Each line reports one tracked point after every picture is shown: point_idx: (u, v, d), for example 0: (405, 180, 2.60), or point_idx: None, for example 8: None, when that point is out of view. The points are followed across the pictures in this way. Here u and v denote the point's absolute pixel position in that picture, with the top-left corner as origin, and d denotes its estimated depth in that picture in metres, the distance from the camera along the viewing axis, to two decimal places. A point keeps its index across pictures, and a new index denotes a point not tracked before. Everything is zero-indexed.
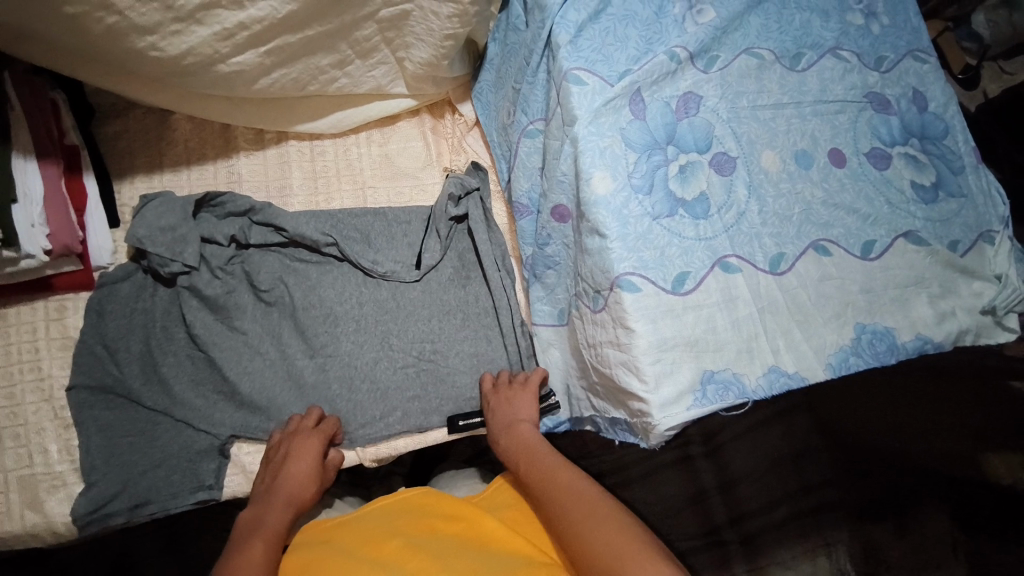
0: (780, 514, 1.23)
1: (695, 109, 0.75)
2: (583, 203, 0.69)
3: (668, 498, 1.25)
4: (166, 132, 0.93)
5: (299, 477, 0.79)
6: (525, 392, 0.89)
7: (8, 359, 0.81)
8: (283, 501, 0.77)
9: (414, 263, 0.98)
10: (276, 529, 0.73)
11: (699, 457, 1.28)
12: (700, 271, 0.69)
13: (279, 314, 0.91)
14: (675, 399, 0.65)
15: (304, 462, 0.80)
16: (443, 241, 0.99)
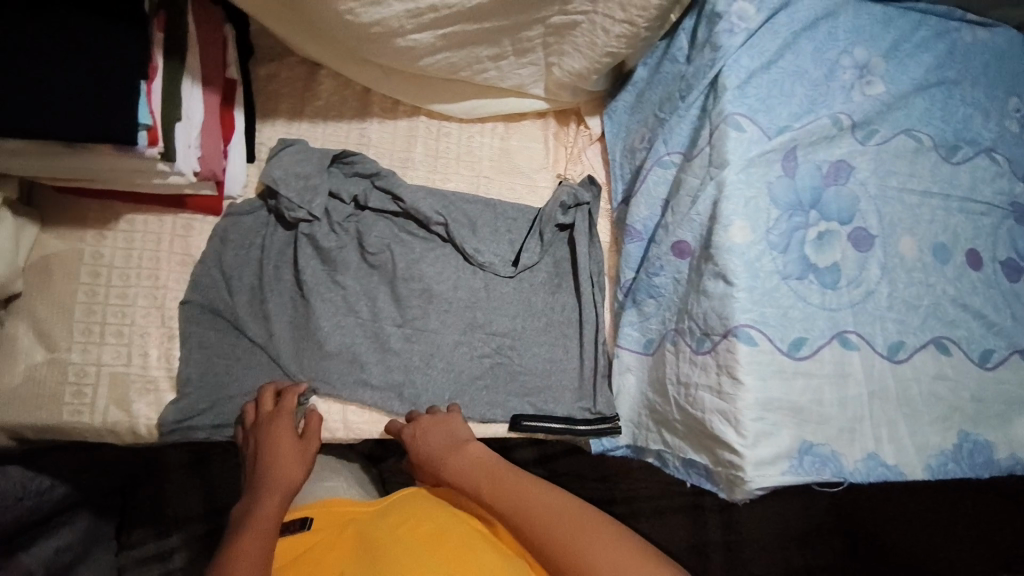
0: None
1: (845, 179, 0.74)
2: (717, 247, 0.70)
3: (673, 544, 1.28)
4: (311, 83, 0.96)
5: (279, 462, 0.79)
6: (454, 423, 0.86)
7: (127, 262, 0.84)
8: (271, 489, 0.77)
9: (512, 260, 1.00)
10: (269, 519, 0.74)
11: (710, 510, 1.30)
12: (818, 339, 0.70)
13: (378, 278, 0.94)
14: (771, 460, 0.66)
15: (278, 446, 0.79)
16: (543, 245, 0.99)
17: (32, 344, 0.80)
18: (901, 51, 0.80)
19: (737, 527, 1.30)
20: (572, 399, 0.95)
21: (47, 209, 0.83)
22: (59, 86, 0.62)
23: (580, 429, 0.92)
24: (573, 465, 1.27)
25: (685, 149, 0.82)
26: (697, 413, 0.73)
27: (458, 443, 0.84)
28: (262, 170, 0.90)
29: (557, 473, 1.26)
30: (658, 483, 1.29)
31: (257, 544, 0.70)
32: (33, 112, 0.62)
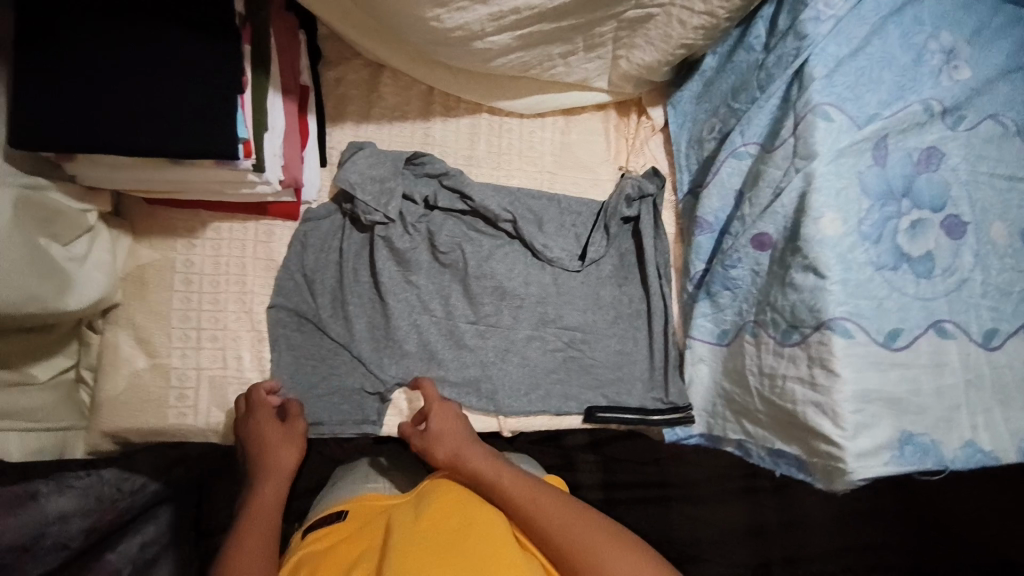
0: (833, 564, 1.29)
1: (936, 165, 0.74)
2: (806, 239, 0.70)
3: (728, 527, 1.28)
4: (377, 85, 0.97)
5: (269, 456, 0.80)
6: (456, 413, 0.84)
7: (217, 269, 0.87)
8: (267, 480, 0.80)
9: (578, 254, 1.00)
10: (269, 509, 0.77)
11: (764, 491, 1.30)
12: (913, 330, 0.71)
13: (449, 276, 0.95)
14: (872, 452, 0.69)
15: (266, 439, 0.80)
16: (609, 239, 0.99)
17: (135, 351, 0.84)
18: (986, 34, 0.78)
19: (791, 507, 1.30)
20: (643, 390, 0.96)
21: (137, 222, 0.86)
22: (167, 102, 0.63)
23: (654, 419, 0.94)
24: (624, 451, 1.27)
25: (763, 140, 0.81)
26: (784, 403, 0.75)
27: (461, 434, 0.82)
28: (335, 174, 0.92)
29: (609, 459, 1.27)
30: (708, 466, 1.30)
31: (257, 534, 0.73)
32: (146, 129, 0.63)
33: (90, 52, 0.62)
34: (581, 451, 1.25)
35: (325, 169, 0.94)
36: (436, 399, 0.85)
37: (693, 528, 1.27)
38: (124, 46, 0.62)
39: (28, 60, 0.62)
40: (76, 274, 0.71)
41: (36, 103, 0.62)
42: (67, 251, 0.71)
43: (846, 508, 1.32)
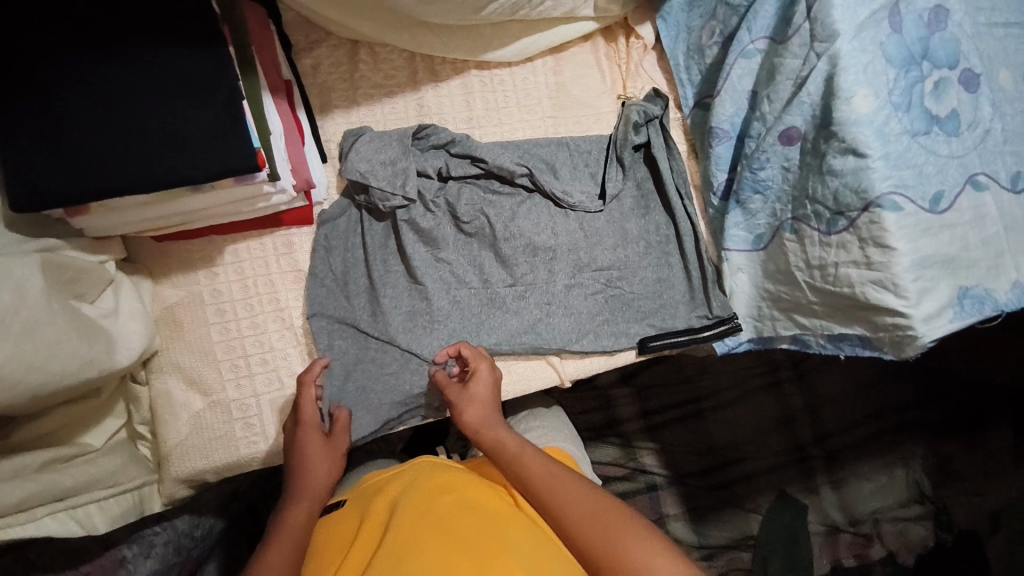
0: (860, 433, 1.34)
1: (943, 23, 0.73)
2: (841, 122, 0.70)
3: (758, 421, 1.33)
4: (357, 64, 0.91)
5: (306, 463, 0.79)
6: (492, 378, 0.83)
7: (246, 292, 0.84)
8: (301, 496, 0.78)
9: (598, 192, 0.97)
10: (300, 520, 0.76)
11: (786, 380, 1.36)
12: (953, 190, 0.72)
13: (478, 244, 0.92)
14: (937, 313, 0.71)
15: (302, 440, 0.79)
16: (625, 170, 0.97)
17: (190, 393, 0.81)
18: None
19: (814, 388, 1.36)
20: (687, 310, 0.96)
21: (155, 261, 0.82)
22: (176, 125, 0.59)
23: (705, 335, 0.93)
24: (653, 377, 1.33)
25: (771, 33, 0.80)
26: (840, 288, 0.76)
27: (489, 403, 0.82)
28: (340, 169, 0.87)
29: (642, 388, 1.32)
30: (729, 371, 1.35)
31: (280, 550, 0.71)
32: (161, 149, 0.59)
33: (84, 92, 0.58)
34: (615, 387, 1.30)
35: (326, 164, 0.89)
36: (477, 357, 0.83)
37: (730, 432, 1.31)
38: (121, 69, 0.58)
39: (16, 116, 0.57)
40: (113, 330, 0.67)
41: (34, 160, 0.57)
42: (97, 308, 0.68)
43: (864, 378, 1.37)
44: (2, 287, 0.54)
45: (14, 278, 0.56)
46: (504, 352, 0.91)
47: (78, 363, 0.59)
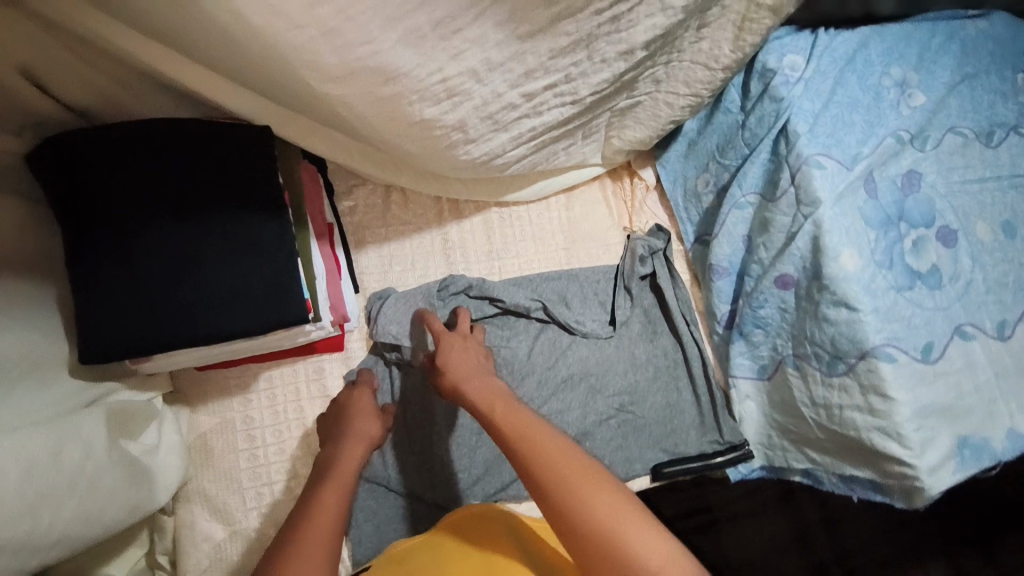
0: (883, 549, 1.21)
1: (918, 186, 0.80)
2: (831, 278, 0.77)
3: (772, 538, 1.18)
4: (389, 204, 1.00)
5: (362, 420, 0.82)
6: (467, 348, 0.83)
7: (276, 419, 0.88)
8: (352, 443, 0.78)
9: (608, 320, 1.04)
10: (348, 467, 0.73)
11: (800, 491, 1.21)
12: (942, 340, 0.77)
13: None
14: (940, 463, 0.75)
15: (362, 405, 0.84)
16: (633, 299, 1.03)
17: (212, 523, 0.84)
18: (929, 58, 0.84)
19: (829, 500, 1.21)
20: (698, 435, 0.99)
21: (192, 390, 0.87)
22: (241, 282, 0.66)
23: (717, 462, 0.97)
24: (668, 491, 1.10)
25: (760, 189, 0.89)
26: (847, 431, 0.80)
27: (473, 367, 0.80)
28: (369, 331, 0.93)
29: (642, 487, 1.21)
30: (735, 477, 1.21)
31: (337, 491, 0.67)
32: (226, 307, 0.66)
33: (162, 260, 0.64)
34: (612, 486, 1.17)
35: (357, 294, 0.96)
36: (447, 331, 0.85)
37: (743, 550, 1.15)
38: (190, 241, 0.65)
39: (92, 280, 0.63)
40: (155, 465, 0.72)
41: (111, 318, 0.63)
42: (140, 444, 0.72)
43: None
44: (76, 446, 0.60)
45: (84, 439, 0.62)
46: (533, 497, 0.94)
47: (123, 512, 0.65)
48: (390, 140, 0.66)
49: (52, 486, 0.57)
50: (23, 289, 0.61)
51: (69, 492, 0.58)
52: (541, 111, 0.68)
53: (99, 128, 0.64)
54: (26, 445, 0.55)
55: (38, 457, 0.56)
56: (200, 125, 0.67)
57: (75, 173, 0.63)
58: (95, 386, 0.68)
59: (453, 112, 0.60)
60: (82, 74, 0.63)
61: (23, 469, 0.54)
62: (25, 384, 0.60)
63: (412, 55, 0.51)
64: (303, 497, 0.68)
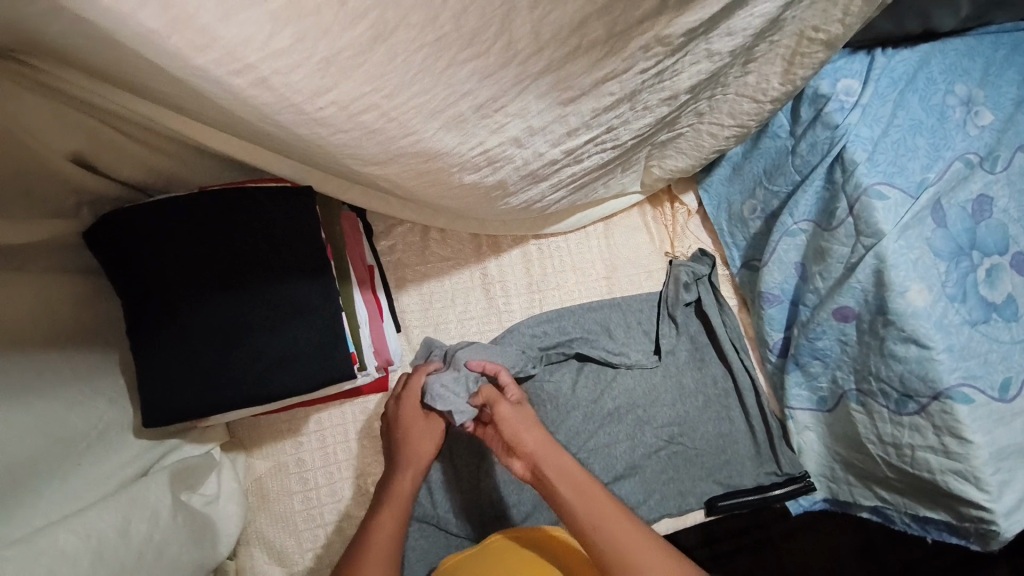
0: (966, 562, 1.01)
1: (990, 211, 0.75)
2: (898, 314, 0.73)
3: None
4: (428, 242, 1.00)
5: (415, 446, 0.79)
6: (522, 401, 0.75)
7: (327, 460, 0.90)
8: (406, 473, 0.77)
9: (653, 349, 1.01)
10: (400, 501, 0.75)
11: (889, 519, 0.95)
12: (1021, 375, 0.72)
13: None
14: (1018, 505, 0.71)
15: (414, 425, 0.79)
16: (678, 328, 1.00)
17: (269, 564, 0.87)
18: (995, 71, 0.78)
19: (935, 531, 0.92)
20: (754, 466, 0.95)
21: (247, 437, 0.90)
22: (292, 346, 0.68)
23: (776, 494, 0.93)
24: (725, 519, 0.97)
25: (814, 217, 0.84)
26: (920, 472, 0.76)
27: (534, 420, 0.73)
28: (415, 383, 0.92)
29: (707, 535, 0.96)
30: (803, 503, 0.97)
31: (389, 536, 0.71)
32: (280, 369, 0.68)
33: (219, 325, 0.67)
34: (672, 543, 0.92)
35: (400, 334, 0.97)
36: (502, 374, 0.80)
37: None
38: (242, 306, 0.67)
39: (153, 349, 0.65)
40: (216, 516, 0.76)
41: (172, 383, 0.66)
42: (202, 496, 0.76)
43: None
44: (142, 518, 0.63)
45: (151, 508, 0.65)
46: None
47: (191, 567, 0.69)
48: (434, 197, 0.67)
49: (123, 562, 0.59)
50: (90, 363, 0.65)
51: (139, 563, 0.61)
52: (581, 159, 0.68)
53: (155, 202, 0.66)
54: (94, 523, 0.58)
55: (107, 533, 0.59)
56: (247, 192, 0.69)
57: (133, 248, 0.65)
58: (157, 446, 0.72)
59: (493, 175, 0.60)
60: (133, 153, 0.66)
61: (94, 548, 0.57)
62: (89, 461, 0.64)
63: (454, 137, 0.51)
64: (362, 530, 0.73)
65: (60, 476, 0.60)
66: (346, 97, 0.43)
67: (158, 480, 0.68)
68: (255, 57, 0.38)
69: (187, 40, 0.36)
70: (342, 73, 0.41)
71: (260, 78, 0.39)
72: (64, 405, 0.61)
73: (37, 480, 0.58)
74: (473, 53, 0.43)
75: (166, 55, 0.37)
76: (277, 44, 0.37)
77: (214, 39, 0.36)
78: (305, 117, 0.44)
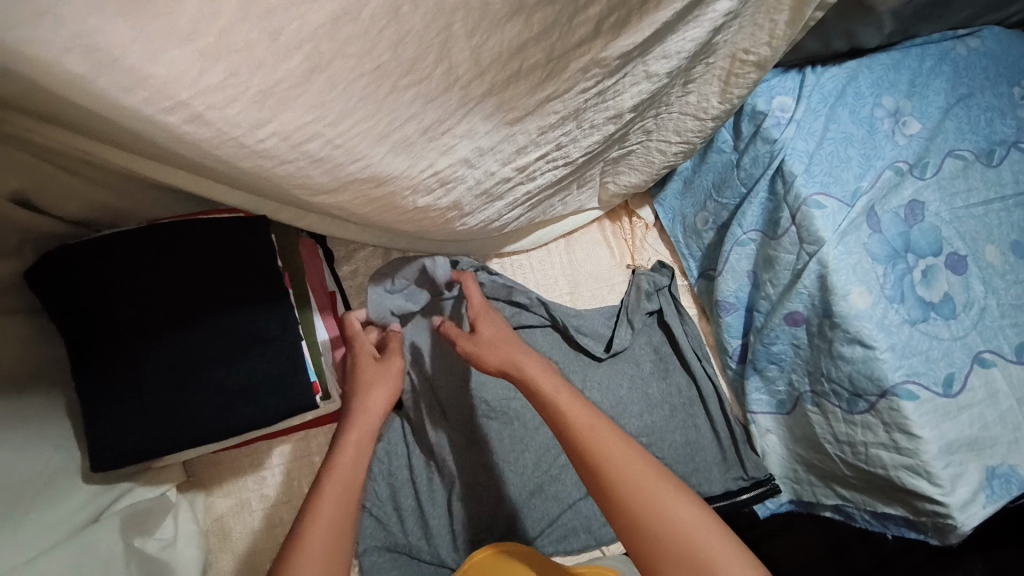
0: None
1: (921, 216, 0.80)
2: (843, 317, 0.76)
3: None
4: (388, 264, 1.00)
5: (365, 395, 0.72)
6: (491, 314, 0.78)
7: (293, 494, 0.88)
8: (351, 432, 0.68)
9: (605, 346, 1.01)
10: (348, 464, 0.64)
11: None
12: (963, 369, 0.75)
13: (507, 445, 0.94)
14: (971, 499, 0.72)
15: (365, 375, 0.74)
16: (632, 329, 1.01)
17: None
18: (920, 83, 0.84)
19: None
20: (722, 472, 0.97)
21: (208, 475, 0.87)
22: (250, 380, 0.67)
23: (744, 498, 0.94)
24: None
25: (761, 227, 0.88)
26: (875, 468, 0.78)
27: (504, 335, 0.75)
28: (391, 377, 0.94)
29: None
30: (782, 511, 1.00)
31: (337, 499, 0.61)
32: (240, 402, 0.66)
33: (171, 362, 0.65)
34: None
35: None
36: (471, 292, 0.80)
37: None
38: (196, 340, 0.66)
39: (104, 391, 0.63)
40: (173, 561, 0.73)
41: (121, 422, 0.63)
42: (159, 540, 0.73)
43: None
44: (97, 565, 0.61)
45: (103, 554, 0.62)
46: (556, 552, 0.93)
47: None
48: (391, 222, 0.67)
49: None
50: (33, 409, 0.62)
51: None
52: (534, 177, 0.70)
53: (103, 236, 0.65)
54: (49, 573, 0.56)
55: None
56: (200, 223, 0.69)
57: (79, 283, 0.63)
58: (107, 490, 0.68)
59: (446, 196, 0.62)
60: (77, 189, 0.64)
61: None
62: (39, 508, 0.61)
63: (402, 160, 0.52)
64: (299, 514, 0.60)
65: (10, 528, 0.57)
66: (287, 128, 0.43)
67: (110, 524, 0.65)
68: (188, 93, 0.38)
69: (113, 83, 0.36)
70: (280, 104, 0.41)
71: (195, 115, 0.39)
72: (6, 450, 0.58)
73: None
74: (413, 79, 0.44)
75: (99, 94, 0.37)
76: (211, 80, 0.37)
77: (143, 78, 0.36)
78: (246, 150, 0.44)
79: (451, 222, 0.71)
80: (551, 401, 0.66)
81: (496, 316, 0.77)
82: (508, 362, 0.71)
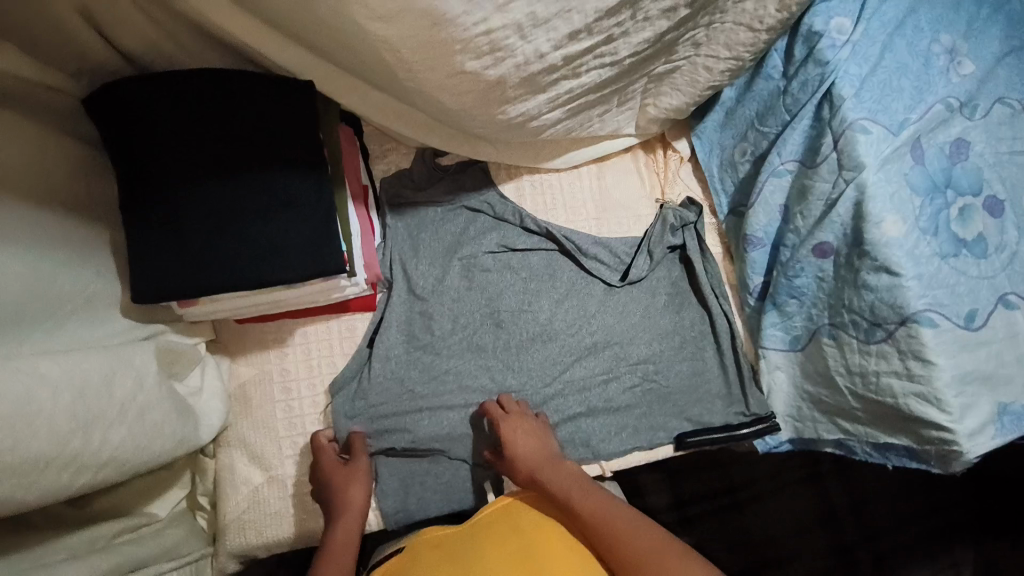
0: (911, 534, 1.20)
1: (966, 154, 0.78)
2: (872, 244, 0.76)
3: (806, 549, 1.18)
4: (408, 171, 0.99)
5: (343, 489, 0.84)
6: (535, 431, 0.87)
7: (311, 372, 0.92)
8: (339, 518, 0.82)
9: (620, 277, 1.01)
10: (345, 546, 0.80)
11: (828, 477, 1.21)
12: (987, 308, 0.75)
13: (514, 354, 0.97)
14: (980, 430, 0.74)
15: (336, 478, 0.84)
16: (652, 261, 1.01)
17: (250, 467, 0.88)
18: (977, 28, 0.82)
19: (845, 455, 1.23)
20: (723, 406, 0.98)
21: (233, 343, 0.91)
22: (282, 236, 0.69)
23: (742, 433, 0.95)
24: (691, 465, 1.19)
25: (800, 156, 0.86)
26: (884, 398, 0.79)
27: (544, 448, 0.86)
28: (408, 268, 0.96)
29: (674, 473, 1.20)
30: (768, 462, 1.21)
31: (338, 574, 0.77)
32: (268, 257, 0.68)
33: (212, 209, 0.67)
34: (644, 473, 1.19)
35: (378, 246, 0.97)
36: (506, 417, 0.88)
37: (766, 526, 1.18)
38: (233, 193, 0.68)
39: (150, 225, 0.66)
40: (199, 406, 0.77)
41: (161, 258, 0.66)
42: (187, 386, 0.78)
43: (912, 480, 1.22)
44: (126, 377, 0.64)
45: (136, 370, 0.66)
46: None
47: (174, 441, 0.70)
48: (431, 94, 0.67)
49: (105, 413, 0.60)
50: (82, 225, 0.65)
51: (120, 421, 0.62)
52: (580, 73, 0.70)
53: (165, 74, 0.68)
54: (80, 368, 0.59)
55: (91, 381, 0.60)
56: (255, 82, 0.71)
57: (133, 117, 0.66)
58: (142, 327, 0.72)
59: (495, 69, 0.62)
60: (136, 25, 0.66)
61: (77, 388, 0.57)
62: (85, 323, 0.65)
63: (457, 2, 0.53)
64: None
65: (48, 325, 0.60)
66: None
67: (146, 348, 0.69)
68: None
69: None
70: None
71: None
72: (62, 258, 0.62)
73: (25, 319, 0.57)
74: None
75: None
76: None
77: None
78: None
79: (491, 107, 0.71)
80: (579, 504, 0.79)
81: (537, 439, 0.86)
82: (544, 465, 0.84)
